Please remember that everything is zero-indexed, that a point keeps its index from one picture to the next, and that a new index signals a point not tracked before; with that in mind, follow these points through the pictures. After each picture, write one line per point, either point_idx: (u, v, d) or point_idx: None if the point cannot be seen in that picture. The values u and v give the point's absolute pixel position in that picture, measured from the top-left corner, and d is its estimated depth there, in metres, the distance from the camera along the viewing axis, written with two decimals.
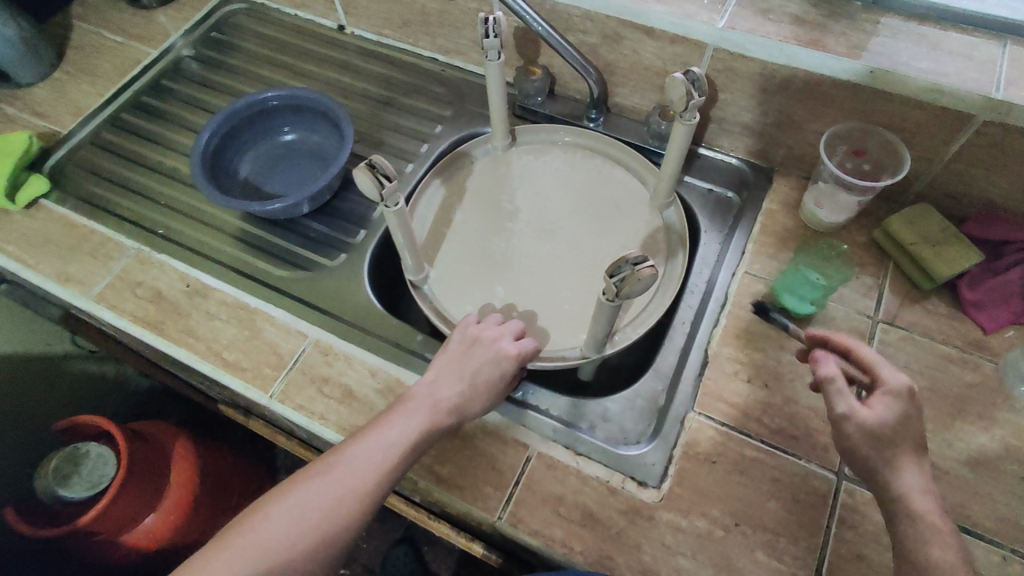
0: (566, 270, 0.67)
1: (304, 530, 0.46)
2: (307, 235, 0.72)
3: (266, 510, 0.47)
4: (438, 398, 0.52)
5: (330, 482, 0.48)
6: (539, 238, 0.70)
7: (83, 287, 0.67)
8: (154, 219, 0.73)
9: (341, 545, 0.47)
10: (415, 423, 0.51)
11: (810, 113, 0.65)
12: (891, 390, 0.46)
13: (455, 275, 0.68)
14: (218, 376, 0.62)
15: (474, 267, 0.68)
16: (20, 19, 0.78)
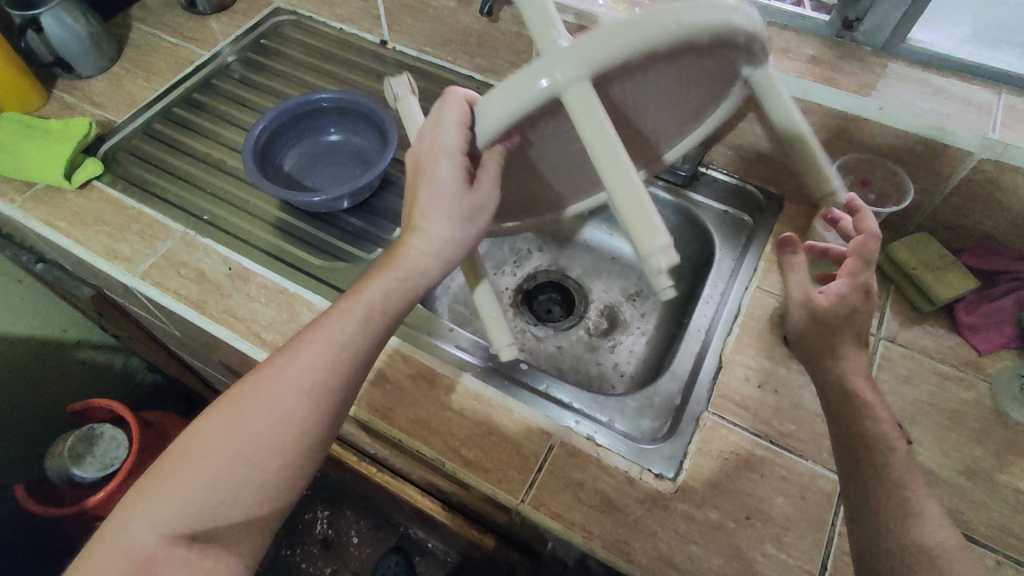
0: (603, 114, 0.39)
1: (245, 438, 0.44)
2: (346, 230, 0.76)
3: (202, 427, 0.45)
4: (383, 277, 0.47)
5: (267, 385, 0.46)
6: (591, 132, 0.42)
7: (130, 264, 0.70)
8: (199, 206, 0.77)
9: (294, 444, 0.45)
10: (353, 307, 0.47)
11: (823, 145, 0.70)
12: (852, 282, 0.54)
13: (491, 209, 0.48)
14: (256, 354, 0.65)
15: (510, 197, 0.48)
16: (90, 16, 0.84)
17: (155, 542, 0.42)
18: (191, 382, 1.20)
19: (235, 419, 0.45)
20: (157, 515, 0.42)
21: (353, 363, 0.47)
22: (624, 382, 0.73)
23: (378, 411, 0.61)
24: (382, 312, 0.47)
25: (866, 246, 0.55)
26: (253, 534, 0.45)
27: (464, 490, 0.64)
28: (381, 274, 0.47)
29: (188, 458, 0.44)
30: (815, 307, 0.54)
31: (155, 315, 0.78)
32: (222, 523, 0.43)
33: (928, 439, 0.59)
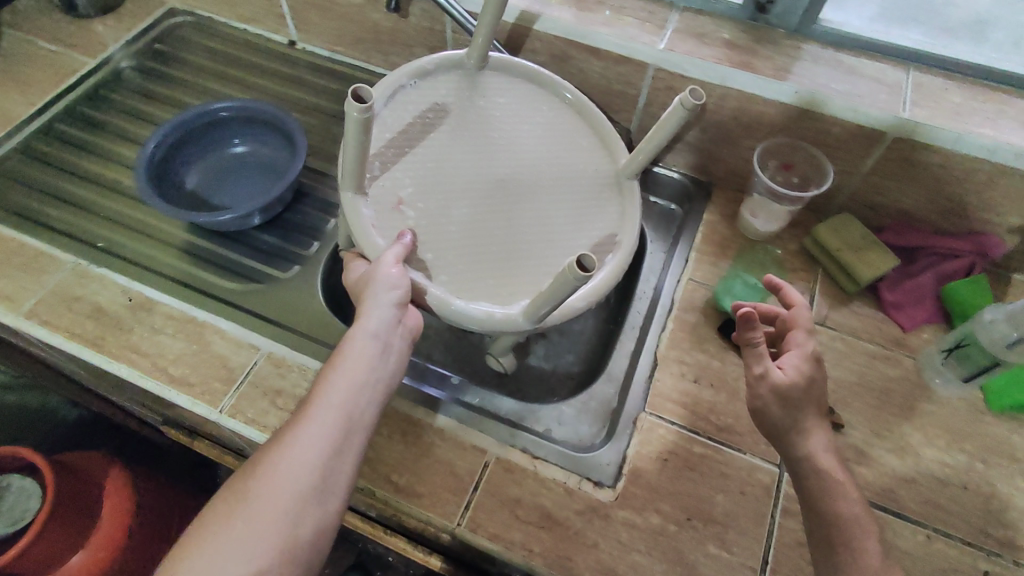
0: (434, 187, 0.59)
1: (252, 509, 0.43)
2: (259, 248, 0.71)
3: (207, 514, 0.43)
4: (365, 329, 0.49)
5: (269, 455, 0.45)
6: (453, 187, 0.60)
7: (14, 303, 0.64)
8: (93, 233, 0.70)
9: (299, 502, 0.43)
10: (345, 364, 0.48)
11: (744, 131, 0.70)
12: (805, 353, 0.53)
13: (510, 273, 0.56)
14: (163, 392, 0.60)
15: (507, 259, 0.57)
16: None
17: None
18: (115, 416, 1.11)
19: (240, 496, 0.43)
20: None
21: (334, 422, 0.46)
22: (562, 386, 0.72)
23: None
24: (356, 376, 0.48)
25: (804, 316, 0.56)
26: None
27: (400, 516, 0.60)
28: (348, 345, 0.49)
29: (185, 552, 0.41)
30: (780, 384, 0.50)
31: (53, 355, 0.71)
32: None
33: (859, 420, 0.59)
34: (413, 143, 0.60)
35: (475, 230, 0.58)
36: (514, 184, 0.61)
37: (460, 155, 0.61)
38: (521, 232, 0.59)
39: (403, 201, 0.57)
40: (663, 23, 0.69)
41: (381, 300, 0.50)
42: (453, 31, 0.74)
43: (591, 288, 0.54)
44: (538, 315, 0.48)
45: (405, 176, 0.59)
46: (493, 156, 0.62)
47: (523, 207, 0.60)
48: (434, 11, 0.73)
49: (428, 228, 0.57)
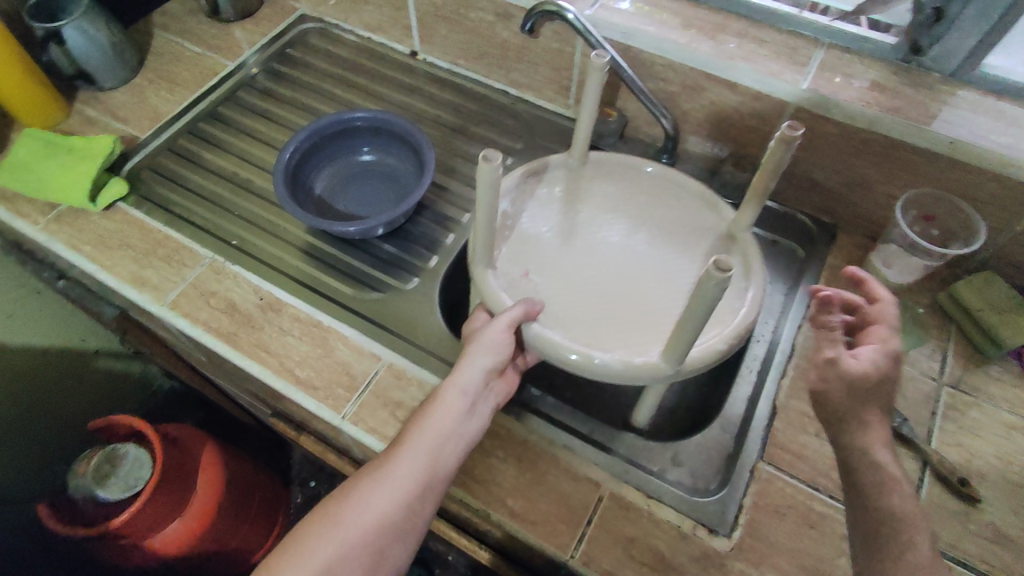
0: (547, 264, 0.63)
1: (344, 529, 0.49)
2: (379, 257, 0.73)
3: (313, 520, 0.51)
4: (460, 385, 0.53)
5: (367, 483, 0.51)
6: (564, 264, 0.63)
7: (158, 293, 0.68)
8: (227, 230, 0.74)
9: (381, 534, 0.49)
10: (436, 414, 0.52)
11: (883, 176, 0.66)
12: (884, 349, 0.53)
13: (629, 338, 0.58)
14: (290, 392, 0.62)
15: (625, 326, 0.59)
16: (113, 26, 0.81)
17: None
18: (211, 394, 1.18)
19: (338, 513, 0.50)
20: None
21: (417, 478, 0.50)
22: (667, 422, 0.71)
23: None
24: (443, 431, 0.52)
25: (890, 312, 0.55)
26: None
27: (505, 535, 0.62)
28: (441, 396, 0.53)
29: (293, 550, 0.49)
30: (851, 373, 0.51)
31: (181, 342, 0.75)
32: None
33: (997, 496, 0.56)
34: (529, 227, 0.65)
35: (592, 298, 0.61)
36: (624, 257, 0.64)
37: (569, 237, 0.65)
38: (635, 300, 0.61)
39: (525, 276, 0.61)
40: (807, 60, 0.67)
41: (477, 359, 0.54)
42: (583, 53, 0.74)
43: (726, 337, 0.54)
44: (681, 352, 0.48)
45: (524, 254, 0.63)
46: (603, 232, 0.66)
47: (634, 280, 0.63)
48: (567, 34, 0.73)
49: (551, 300, 0.60)
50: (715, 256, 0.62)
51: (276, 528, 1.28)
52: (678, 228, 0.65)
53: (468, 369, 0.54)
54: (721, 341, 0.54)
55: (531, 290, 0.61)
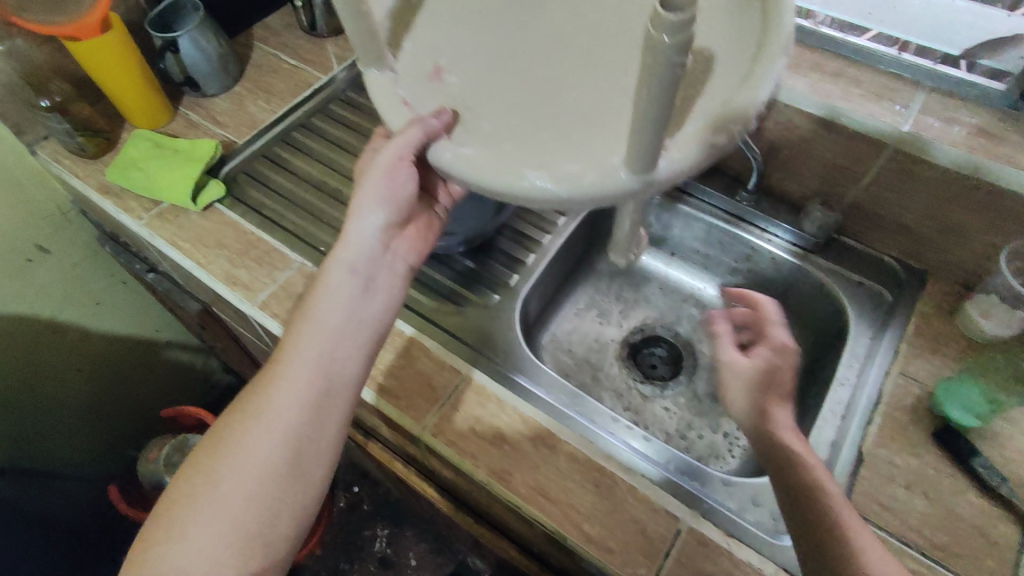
0: (477, 47, 0.48)
1: (269, 424, 0.52)
2: (459, 271, 0.75)
3: (230, 429, 0.52)
4: (354, 263, 0.60)
5: (276, 381, 0.54)
6: (518, 51, 0.48)
7: (250, 292, 0.71)
8: (315, 236, 0.77)
9: (302, 417, 0.53)
10: (326, 306, 0.57)
11: (984, 224, 0.64)
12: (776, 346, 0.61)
13: (602, 127, 0.42)
14: (372, 399, 0.64)
15: (594, 115, 0.43)
16: (221, 37, 0.85)
17: (223, 537, 0.48)
18: None
19: (255, 415, 0.53)
20: (223, 516, 0.49)
21: (320, 358, 0.55)
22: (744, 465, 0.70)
23: (496, 473, 0.59)
24: (332, 321, 0.57)
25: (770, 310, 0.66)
26: (253, 536, 0.49)
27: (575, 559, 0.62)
28: (323, 279, 0.59)
29: (215, 459, 0.51)
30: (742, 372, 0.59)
31: (263, 340, 0.78)
32: (233, 531, 0.49)
33: None
34: (469, 9, 0.50)
35: (543, 88, 0.45)
36: (598, 35, 0.48)
37: (501, 23, 0.49)
38: (612, 86, 0.45)
39: (441, 70, 0.47)
40: (908, 102, 0.66)
41: (360, 216, 0.61)
42: None
43: (711, 138, 0.38)
44: (644, 145, 0.35)
45: (445, 41, 0.48)
46: (572, 16, 0.50)
47: (602, 62, 0.46)
48: None
49: (468, 99, 0.45)
50: (724, 11, 0.42)
51: (318, 531, 1.30)
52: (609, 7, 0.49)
53: (349, 245, 0.60)
54: (694, 139, 0.38)
55: (444, 85, 0.46)
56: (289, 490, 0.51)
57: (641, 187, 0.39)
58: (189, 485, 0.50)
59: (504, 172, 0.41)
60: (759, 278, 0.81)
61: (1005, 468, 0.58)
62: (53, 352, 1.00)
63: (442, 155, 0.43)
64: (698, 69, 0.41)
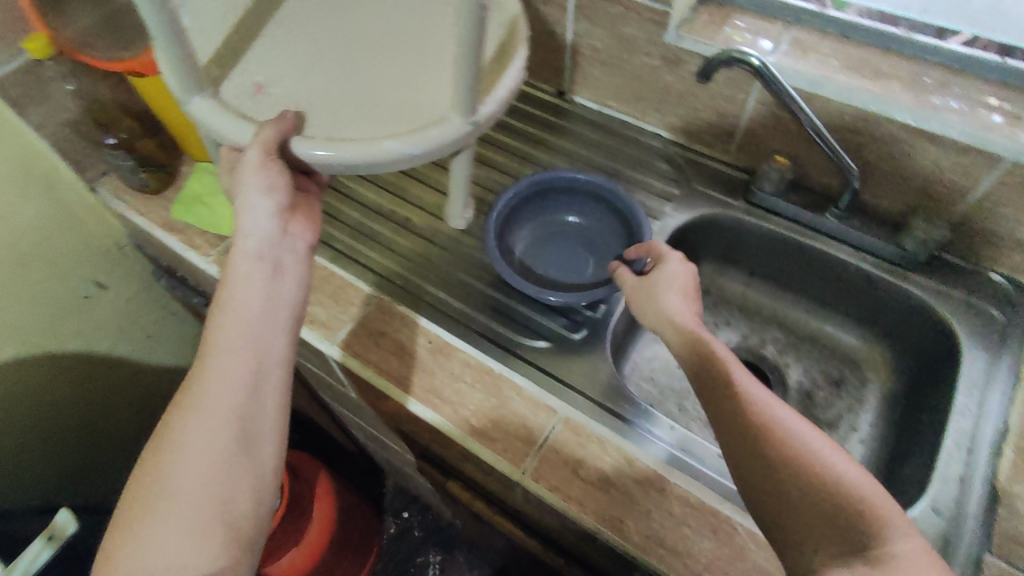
0: (302, 61, 0.58)
1: (208, 416, 0.49)
2: (541, 300, 0.72)
3: (169, 432, 0.48)
4: (253, 250, 0.55)
5: (204, 372, 0.50)
6: (314, 59, 0.58)
7: (328, 331, 0.68)
8: (388, 267, 0.74)
9: (242, 399, 0.50)
10: (240, 291, 0.54)
11: None
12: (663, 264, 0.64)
13: (375, 107, 0.55)
14: (467, 442, 0.61)
15: (395, 98, 0.55)
16: None
17: (188, 541, 0.44)
18: (322, 420, 1.19)
19: (192, 410, 0.49)
20: (179, 521, 0.45)
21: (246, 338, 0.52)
22: None
23: (606, 521, 0.55)
24: (247, 302, 0.53)
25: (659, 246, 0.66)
26: (224, 535, 0.46)
27: None
28: (235, 264, 0.55)
29: (157, 466, 0.47)
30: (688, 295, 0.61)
31: (335, 377, 0.75)
32: (195, 537, 0.45)
33: None
34: (228, 31, 0.59)
35: (327, 83, 0.57)
36: (352, 42, 0.60)
37: (285, 33, 0.60)
38: (372, 83, 0.57)
39: (260, 85, 0.56)
40: (1021, 111, 0.63)
41: (252, 207, 0.54)
42: (758, 101, 0.73)
43: (500, 97, 0.55)
44: (466, 95, 0.50)
45: (258, 62, 0.57)
46: (288, 18, 0.61)
47: (362, 61, 0.58)
48: (742, 80, 0.72)
49: (297, 98, 0.55)
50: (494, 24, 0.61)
51: (370, 560, 1.25)
52: (410, 13, 0.63)
53: (252, 232, 0.55)
54: (494, 101, 0.54)
55: (269, 95, 0.55)
56: (243, 482, 0.48)
57: (473, 129, 0.53)
58: (134, 496, 0.46)
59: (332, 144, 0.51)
60: (851, 296, 0.77)
61: None
62: (106, 389, 0.97)
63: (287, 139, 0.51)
64: (507, 44, 0.59)
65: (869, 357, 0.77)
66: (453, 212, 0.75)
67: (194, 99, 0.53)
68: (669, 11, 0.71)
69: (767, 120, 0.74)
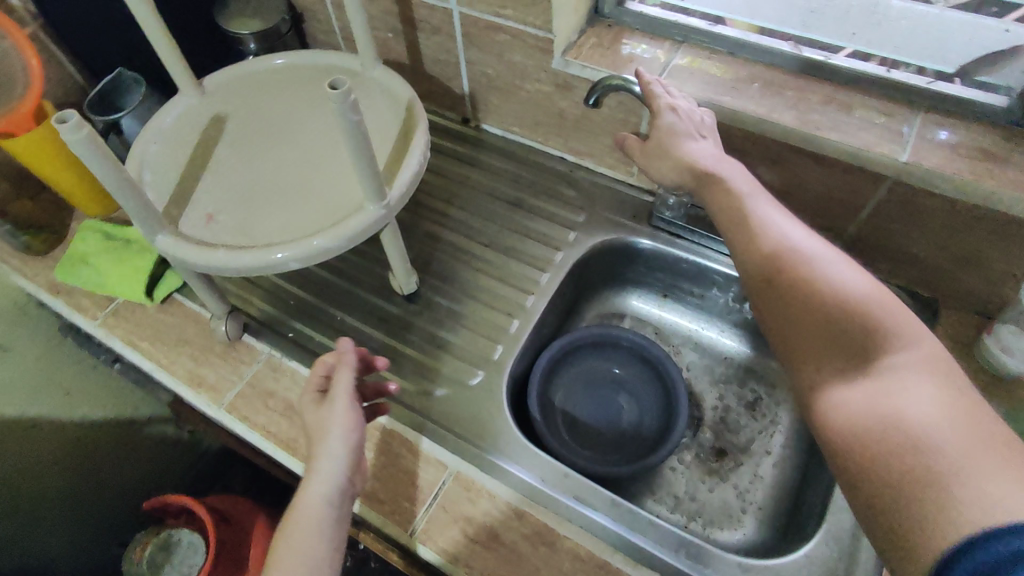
0: (239, 178, 0.60)
1: None
2: (439, 346, 0.70)
3: None
4: (326, 484, 0.50)
5: None
6: (245, 173, 0.60)
7: (216, 394, 0.66)
8: (282, 321, 0.72)
9: None
10: (311, 522, 0.49)
11: (999, 253, 0.59)
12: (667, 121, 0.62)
13: (313, 202, 0.58)
14: (354, 506, 0.58)
15: (328, 192, 0.58)
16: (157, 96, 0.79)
17: None
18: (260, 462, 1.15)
19: None
20: None
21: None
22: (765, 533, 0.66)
23: None
24: (312, 527, 0.49)
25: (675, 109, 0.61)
26: None
27: None
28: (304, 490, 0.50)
29: None
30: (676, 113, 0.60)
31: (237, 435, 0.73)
32: None
33: None
34: (180, 175, 0.59)
35: (265, 193, 0.59)
36: (274, 150, 0.62)
37: (212, 156, 0.61)
38: (309, 180, 0.59)
39: (210, 214, 0.57)
40: (905, 127, 0.61)
41: (331, 454, 0.51)
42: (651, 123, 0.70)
43: (409, 178, 0.58)
44: (374, 183, 0.53)
45: (202, 195, 0.58)
46: (217, 142, 0.62)
47: (291, 166, 0.61)
48: (633, 104, 0.69)
49: (245, 227, 0.56)
50: (391, 103, 0.65)
51: None
52: (315, 110, 0.65)
53: (326, 471, 0.51)
54: (401, 184, 0.57)
55: (220, 224, 0.56)
56: None
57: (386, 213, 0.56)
58: None
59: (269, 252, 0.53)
60: None
61: None
62: (27, 452, 0.93)
63: (234, 260, 0.53)
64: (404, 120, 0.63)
65: (782, 376, 0.77)
66: (400, 284, 0.70)
67: (156, 238, 0.54)
68: (551, 37, 0.68)
69: None
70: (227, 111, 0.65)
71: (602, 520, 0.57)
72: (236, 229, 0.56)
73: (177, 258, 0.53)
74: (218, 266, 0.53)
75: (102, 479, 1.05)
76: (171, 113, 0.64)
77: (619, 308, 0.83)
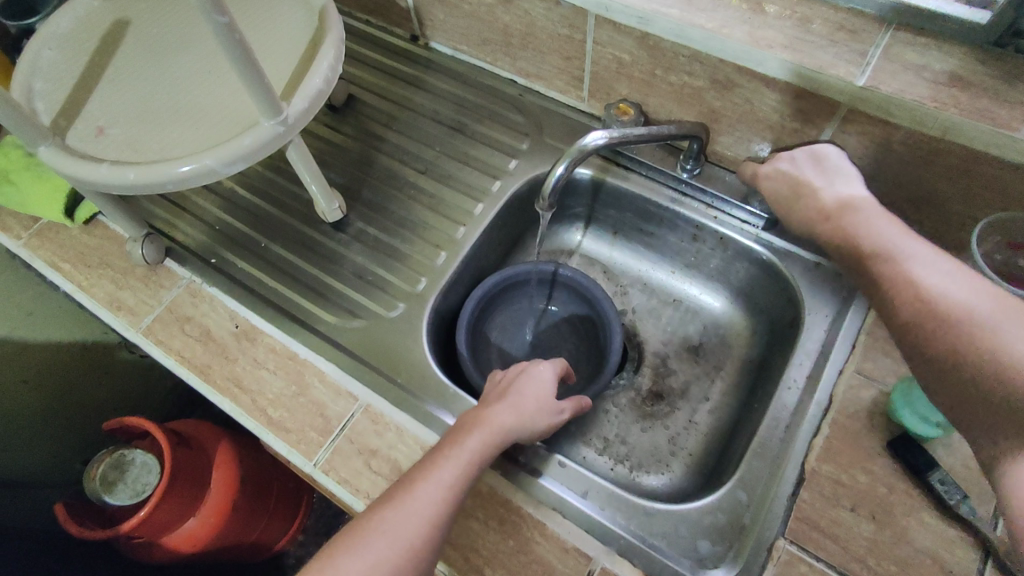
0: (137, 91, 0.56)
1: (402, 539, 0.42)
2: (363, 278, 0.68)
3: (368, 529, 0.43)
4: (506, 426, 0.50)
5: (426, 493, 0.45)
6: (145, 86, 0.56)
7: (134, 318, 0.64)
8: (209, 247, 0.70)
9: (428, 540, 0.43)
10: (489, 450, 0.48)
11: (957, 194, 0.55)
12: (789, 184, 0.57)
13: (214, 118, 0.54)
14: (263, 434, 0.58)
15: (230, 108, 0.54)
16: None
17: None
18: None
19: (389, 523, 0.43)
20: None
21: (438, 515, 0.44)
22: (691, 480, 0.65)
23: None
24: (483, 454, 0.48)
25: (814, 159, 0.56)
26: None
27: None
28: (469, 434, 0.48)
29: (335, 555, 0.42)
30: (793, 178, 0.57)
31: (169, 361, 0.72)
32: None
33: None
34: (74, 86, 0.56)
35: (163, 108, 0.55)
36: (178, 63, 0.58)
37: (113, 65, 0.57)
38: (212, 94, 0.55)
39: (102, 126, 0.53)
40: (868, 44, 0.53)
41: (521, 414, 0.51)
42: (596, 41, 0.64)
43: (314, 89, 0.52)
44: (261, 94, 0.47)
45: (96, 106, 0.55)
46: (120, 52, 0.58)
47: (195, 79, 0.57)
48: (575, 19, 0.63)
49: (139, 141, 0.52)
50: (306, 12, 0.59)
51: (301, 517, 1.25)
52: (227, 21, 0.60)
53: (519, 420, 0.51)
54: (304, 95, 0.51)
55: (111, 137, 0.53)
56: None
57: (285, 130, 0.51)
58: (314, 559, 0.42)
59: (159, 167, 0.49)
60: (711, 258, 0.71)
61: (958, 479, 0.50)
62: None
63: (118, 175, 0.49)
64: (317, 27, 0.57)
65: (730, 321, 0.73)
66: (322, 209, 0.67)
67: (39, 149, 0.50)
68: None
69: (610, 65, 0.65)
70: (134, 17, 0.61)
71: (528, 473, 0.55)
72: (127, 143, 0.52)
73: (64, 172, 0.50)
74: (102, 179, 0.49)
75: (76, 400, 1.03)
76: (72, 16, 0.60)
77: (567, 246, 0.80)
